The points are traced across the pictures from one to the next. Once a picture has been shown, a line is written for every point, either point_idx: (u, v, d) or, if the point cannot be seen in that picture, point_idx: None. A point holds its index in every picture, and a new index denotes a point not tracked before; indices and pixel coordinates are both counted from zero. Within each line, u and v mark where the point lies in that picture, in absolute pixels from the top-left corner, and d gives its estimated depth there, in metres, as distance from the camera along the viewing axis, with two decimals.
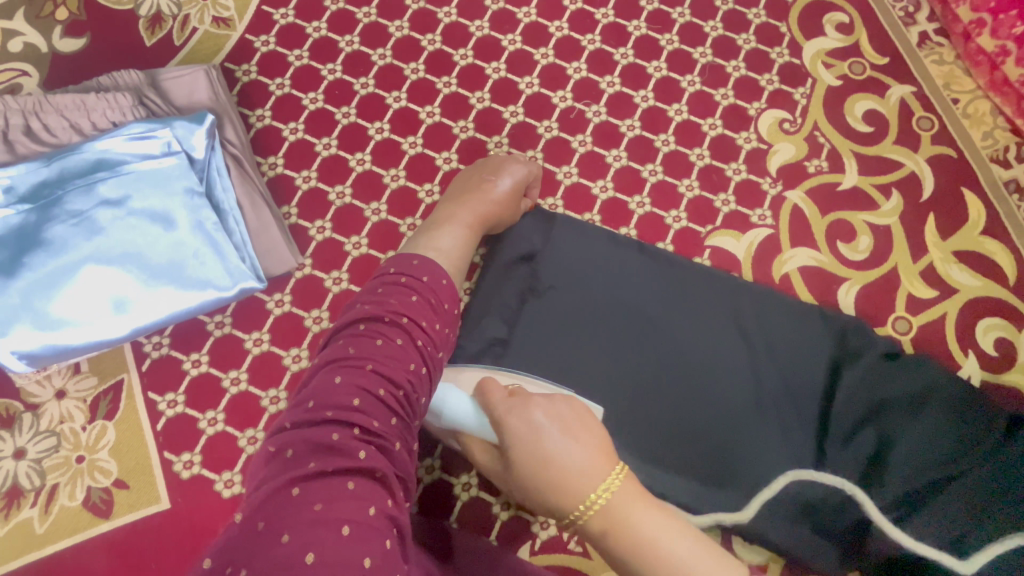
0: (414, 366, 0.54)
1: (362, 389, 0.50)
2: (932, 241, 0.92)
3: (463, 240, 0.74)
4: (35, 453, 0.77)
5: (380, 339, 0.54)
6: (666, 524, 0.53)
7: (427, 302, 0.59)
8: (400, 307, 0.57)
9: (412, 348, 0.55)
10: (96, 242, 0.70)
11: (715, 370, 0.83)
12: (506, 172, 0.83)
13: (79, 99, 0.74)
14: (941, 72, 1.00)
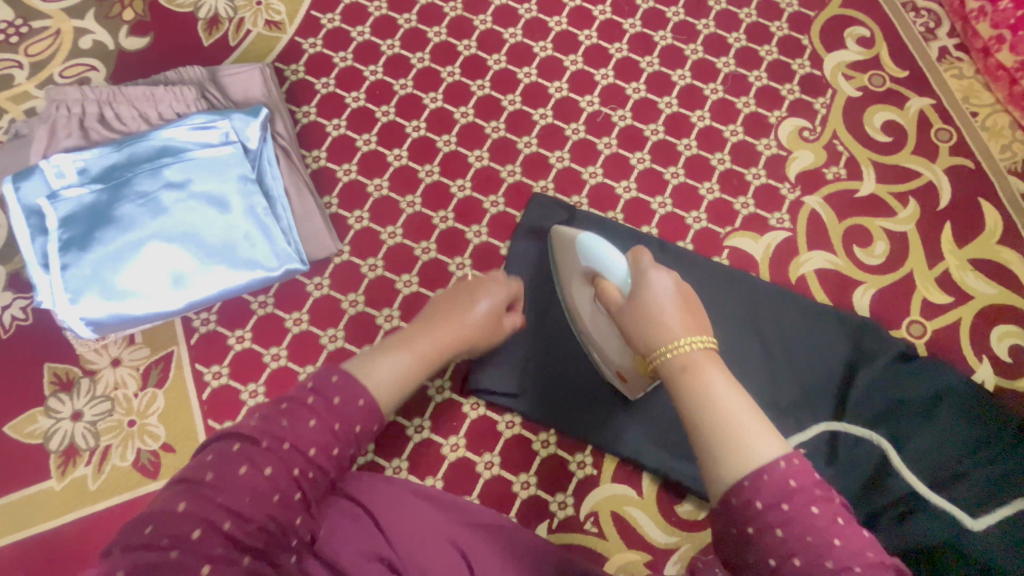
0: (282, 495, 0.43)
1: (212, 519, 0.39)
2: (948, 248, 0.94)
3: (422, 359, 0.62)
4: (91, 416, 0.83)
5: (244, 466, 0.42)
6: (741, 400, 0.47)
7: (326, 424, 0.47)
8: (285, 427, 0.45)
9: (289, 474, 0.44)
10: (159, 221, 0.76)
11: (730, 364, 0.86)
12: (481, 300, 0.72)
13: (149, 91, 0.81)
14: (960, 86, 1.03)
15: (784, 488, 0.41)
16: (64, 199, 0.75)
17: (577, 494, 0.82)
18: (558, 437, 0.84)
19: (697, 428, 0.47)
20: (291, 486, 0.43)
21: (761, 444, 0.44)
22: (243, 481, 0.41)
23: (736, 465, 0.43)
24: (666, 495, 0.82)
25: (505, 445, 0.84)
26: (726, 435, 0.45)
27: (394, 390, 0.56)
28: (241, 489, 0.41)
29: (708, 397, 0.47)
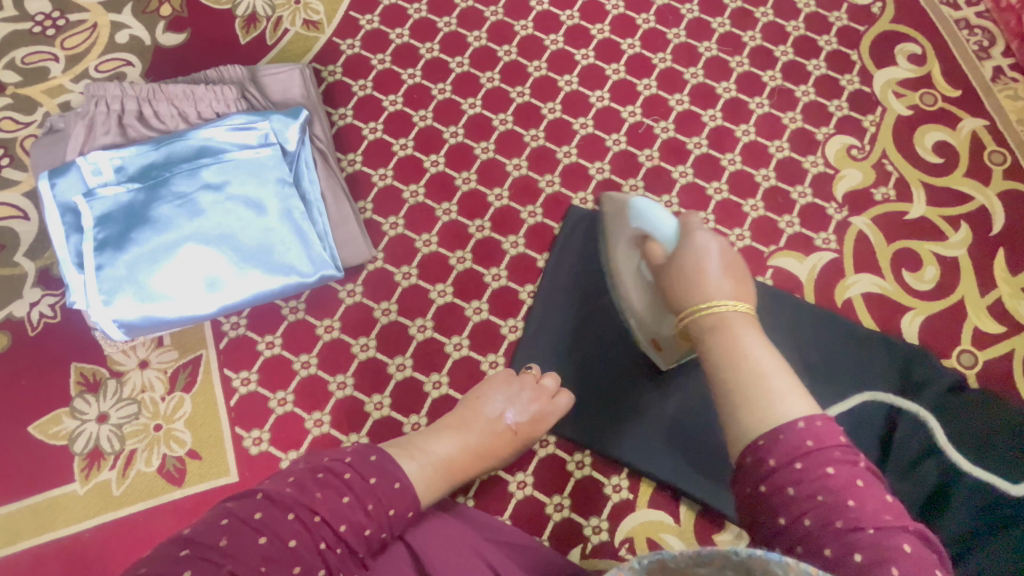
0: (298, 570, 0.46)
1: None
2: (1001, 275, 0.91)
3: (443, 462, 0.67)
4: (117, 419, 0.81)
5: (264, 537, 0.47)
6: (772, 362, 0.49)
7: (359, 504, 0.54)
8: (317, 503, 0.51)
9: (311, 550, 0.48)
10: (195, 222, 0.75)
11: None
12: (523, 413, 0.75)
13: (189, 89, 0.79)
14: (1015, 107, 0.99)
15: (797, 425, 0.44)
16: (100, 197, 0.73)
17: (611, 518, 0.79)
18: (593, 458, 0.81)
19: (728, 386, 0.49)
20: (312, 560, 0.48)
21: (786, 403, 0.46)
22: (264, 554, 0.46)
23: (767, 423, 0.45)
24: (705, 522, 0.79)
25: (539, 464, 0.81)
26: (758, 396, 0.47)
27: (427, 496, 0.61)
28: (258, 559, 0.45)
29: (741, 358, 0.50)
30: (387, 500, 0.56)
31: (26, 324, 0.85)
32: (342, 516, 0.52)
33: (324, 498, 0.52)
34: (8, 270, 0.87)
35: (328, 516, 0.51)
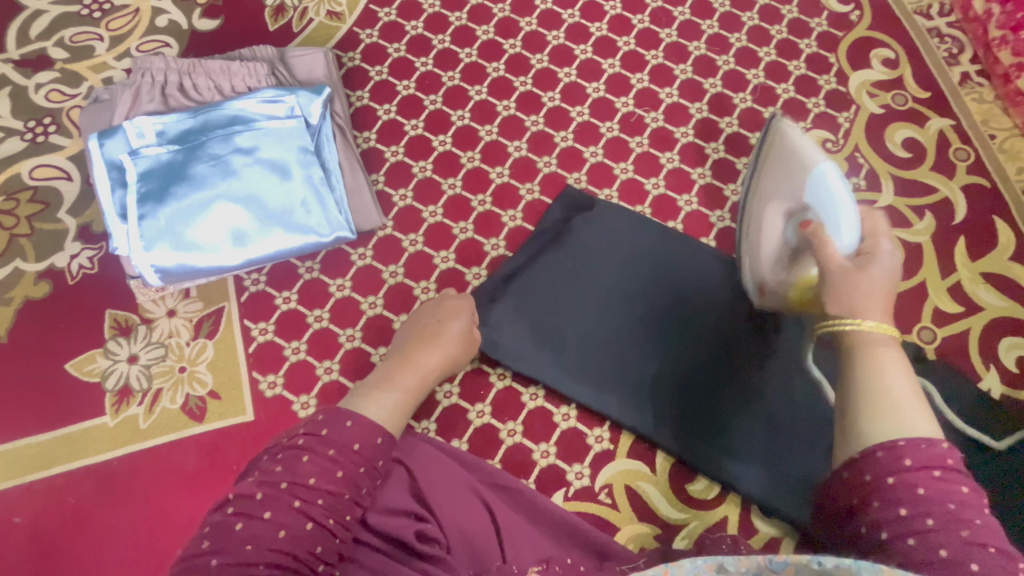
0: (285, 531, 0.49)
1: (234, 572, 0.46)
2: (961, 261, 0.98)
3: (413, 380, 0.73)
4: (146, 360, 0.89)
5: (241, 522, 0.49)
6: (907, 387, 0.49)
7: (321, 456, 0.55)
8: (278, 474, 0.52)
9: (291, 513, 0.51)
10: (227, 182, 0.83)
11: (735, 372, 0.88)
12: (451, 319, 0.84)
13: (225, 65, 0.88)
14: (980, 109, 1.07)
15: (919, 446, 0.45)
16: (144, 156, 0.82)
17: (593, 466, 0.86)
18: (578, 411, 0.89)
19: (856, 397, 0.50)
20: (294, 518, 0.50)
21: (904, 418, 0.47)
22: (249, 529, 0.49)
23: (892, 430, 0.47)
24: (679, 473, 0.86)
25: (528, 415, 0.89)
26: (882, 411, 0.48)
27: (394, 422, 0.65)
28: (243, 538, 0.48)
29: (881, 373, 0.50)
30: (344, 440, 0.57)
31: (66, 274, 0.93)
32: (307, 472, 0.53)
33: (282, 469, 0.53)
34: (51, 225, 0.95)
35: (295, 480, 0.52)
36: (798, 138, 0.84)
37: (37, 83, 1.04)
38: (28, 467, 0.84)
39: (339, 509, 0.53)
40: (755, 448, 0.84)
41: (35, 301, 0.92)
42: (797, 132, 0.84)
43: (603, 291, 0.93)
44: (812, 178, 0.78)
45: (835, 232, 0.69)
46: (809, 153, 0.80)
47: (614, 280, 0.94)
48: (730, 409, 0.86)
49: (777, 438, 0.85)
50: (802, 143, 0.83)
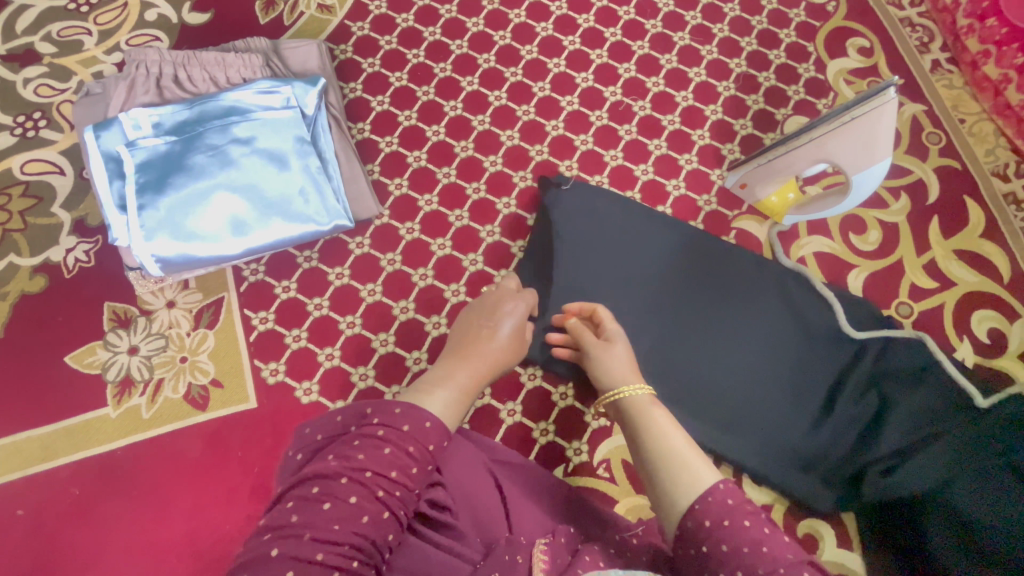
0: (367, 518, 0.50)
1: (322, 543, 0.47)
2: (935, 239, 1.03)
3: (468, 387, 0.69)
4: (146, 351, 0.90)
5: (329, 502, 0.50)
6: (681, 440, 0.60)
7: (402, 451, 0.55)
8: (365, 462, 0.52)
9: (371, 501, 0.51)
10: (226, 172, 0.84)
11: (740, 377, 0.92)
12: (504, 315, 0.83)
13: (220, 57, 0.89)
14: (950, 95, 1.12)
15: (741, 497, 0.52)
16: (141, 147, 0.83)
17: (591, 442, 0.89)
18: (575, 390, 0.92)
19: (651, 464, 0.59)
20: (373, 505, 0.51)
21: (695, 470, 0.56)
22: (331, 513, 0.49)
23: (688, 484, 0.55)
24: None
25: (527, 396, 0.91)
26: (674, 466, 0.57)
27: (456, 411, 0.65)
28: (329, 520, 0.49)
29: (662, 439, 0.60)
30: (423, 437, 0.56)
31: (62, 268, 0.93)
32: (389, 463, 0.53)
33: (365, 458, 0.53)
34: (45, 219, 0.95)
35: (378, 471, 0.52)
36: (887, 114, 0.76)
37: (25, 78, 1.03)
38: (28, 460, 0.84)
39: (409, 502, 0.54)
40: (744, 421, 0.90)
41: (32, 295, 0.92)
42: (891, 107, 0.76)
43: (608, 289, 0.95)
44: (870, 142, 0.79)
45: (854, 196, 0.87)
46: (880, 120, 0.77)
47: (618, 278, 0.96)
48: (732, 412, 0.90)
49: (762, 410, 0.90)
50: (886, 118, 0.76)
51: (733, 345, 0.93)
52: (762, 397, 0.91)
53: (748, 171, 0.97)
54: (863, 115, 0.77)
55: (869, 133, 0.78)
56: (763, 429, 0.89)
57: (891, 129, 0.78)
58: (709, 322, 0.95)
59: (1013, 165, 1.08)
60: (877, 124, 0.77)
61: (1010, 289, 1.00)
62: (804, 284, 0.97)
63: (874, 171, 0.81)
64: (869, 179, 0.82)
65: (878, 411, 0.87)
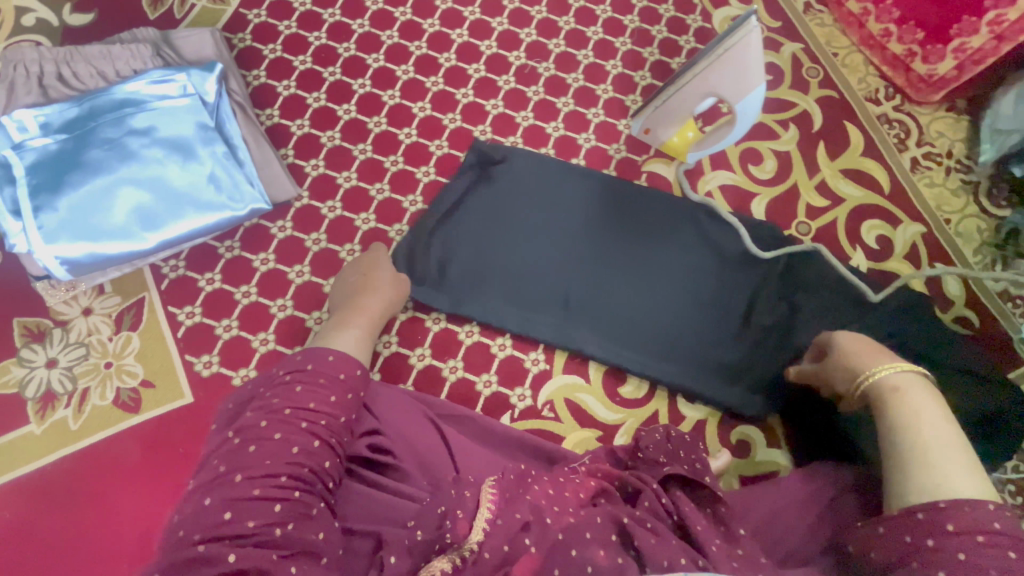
0: (298, 448, 0.57)
1: (260, 478, 0.54)
2: (823, 161, 1.13)
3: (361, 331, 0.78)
4: (66, 362, 0.86)
5: (255, 444, 0.57)
6: (946, 440, 0.60)
7: (314, 385, 0.63)
8: (283, 402, 0.60)
9: (297, 433, 0.58)
10: (127, 166, 0.83)
11: (663, 309, 0.97)
12: (379, 265, 0.89)
13: (105, 49, 0.87)
14: (822, 32, 1.23)
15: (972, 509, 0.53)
16: (30, 148, 0.80)
17: (533, 386, 0.93)
18: (512, 340, 0.96)
19: (911, 453, 0.60)
20: (302, 437, 0.58)
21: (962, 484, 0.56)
22: (261, 452, 0.56)
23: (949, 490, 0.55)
24: (610, 380, 0.95)
25: (466, 351, 0.94)
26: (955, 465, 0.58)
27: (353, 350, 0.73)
28: (260, 459, 0.55)
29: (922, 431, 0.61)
30: (330, 369, 0.65)
31: None
32: (305, 397, 0.61)
33: (282, 399, 0.60)
34: None
35: (296, 406, 0.60)
36: (753, 44, 0.84)
37: None
38: None
39: (336, 429, 0.62)
40: (675, 346, 0.95)
41: None
42: (756, 37, 0.84)
43: (537, 240, 0.99)
44: (743, 73, 0.86)
45: (740, 127, 0.95)
46: (748, 50, 0.84)
47: (546, 230, 1.00)
48: (662, 340, 0.96)
49: (689, 334, 0.96)
50: (754, 48, 0.84)
51: (657, 280, 0.99)
52: (688, 321, 0.97)
53: (647, 117, 1.03)
54: (734, 46, 0.84)
55: (742, 64, 0.85)
56: (693, 351, 0.95)
57: (761, 59, 0.86)
58: (634, 262, 0.99)
59: (882, 90, 1.19)
60: (747, 54, 0.84)
61: (891, 199, 1.12)
62: (712, 214, 1.04)
63: (751, 100, 0.89)
64: (748, 108, 0.90)
65: (788, 316, 0.96)
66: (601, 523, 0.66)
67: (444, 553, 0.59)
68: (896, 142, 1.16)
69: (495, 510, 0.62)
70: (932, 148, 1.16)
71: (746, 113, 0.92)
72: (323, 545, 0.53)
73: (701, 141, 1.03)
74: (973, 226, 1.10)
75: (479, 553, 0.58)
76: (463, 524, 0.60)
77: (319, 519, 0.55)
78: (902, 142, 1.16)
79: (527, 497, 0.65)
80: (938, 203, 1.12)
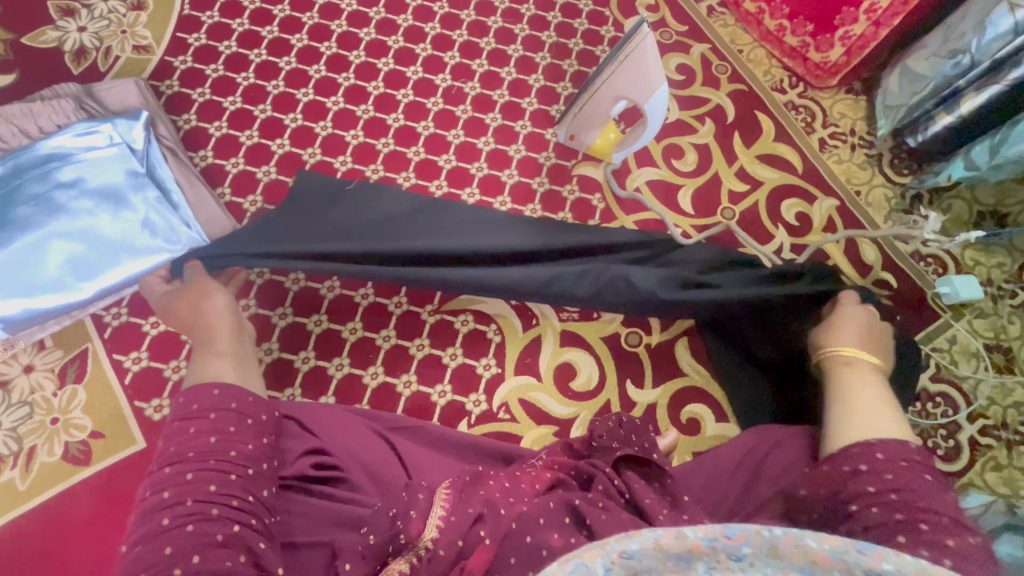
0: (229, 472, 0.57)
1: (193, 511, 0.53)
2: (740, 150, 1.21)
3: (229, 364, 0.70)
4: (10, 423, 0.85)
5: (189, 472, 0.56)
6: (877, 397, 0.67)
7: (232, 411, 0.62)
8: (203, 430, 0.59)
9: (227, 460, 0.58)
10: (56, 219, 0.84)
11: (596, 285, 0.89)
12: (203, 305, 0.79)
13: (26, 108, 0.89)
14: (727, 32, 1.32)
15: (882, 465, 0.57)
16: None
17: (487, 391, 0.96)
18: (463, 350, 0.99)
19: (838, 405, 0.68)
20: (230, 462, 0.58)
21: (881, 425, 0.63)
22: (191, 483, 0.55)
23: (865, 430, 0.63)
24: (562, 376, 0.99)
25: (419, 364, 0.97)
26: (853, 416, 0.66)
27: (232, 374, 0.68)
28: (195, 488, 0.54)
29: (853, 389, 0.69)
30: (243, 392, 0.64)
31: None
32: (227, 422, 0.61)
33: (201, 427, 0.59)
34: None
35: (222, 433, 0.59)
36: (650, 47, 0.91)
37: None
38: None
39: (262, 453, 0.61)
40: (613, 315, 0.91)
41: None
42: (651, 40, 0.91)
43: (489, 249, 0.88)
44: (647, 74, 0.93)
45: (654, 125, 1.02)
46: (647, 54, 0.91)
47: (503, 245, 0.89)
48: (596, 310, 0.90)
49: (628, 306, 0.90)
50: (651, 51, 0.91)
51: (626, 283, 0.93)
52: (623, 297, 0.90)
53: (570, 123, 1.08)
54: (632, 50, 0.91)
55: (643, 65, 0.93)
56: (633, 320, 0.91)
57: (659, 60, 0.93)
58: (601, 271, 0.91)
59: (786, 80, 1.29)
60: (646, 57, 0.92)
61: (805, 178, 1.20)
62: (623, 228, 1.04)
63: (658, 98, 0.97)
64: (657, 105, 0.98)
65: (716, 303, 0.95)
66: (555, 508, 0.67)
67: (400, 556, 0.60)
68: (804, 126, 1.25)
69: (448, 508, 0.64)
70: (836, 128, 1.25)
71: (656, 111, 0.99)
72: (241, 568, 0.50)
73: (620, 142, 1.10)
74: (881, 195, 1.19)
75: (434, 551, 0.59)
76: (415, 524, 0.61)
77: (239, 541, 0.52)
78: (809, 125, 1.25)
79: (480, 492, 0.67)
80: (848, 177, 1.21)
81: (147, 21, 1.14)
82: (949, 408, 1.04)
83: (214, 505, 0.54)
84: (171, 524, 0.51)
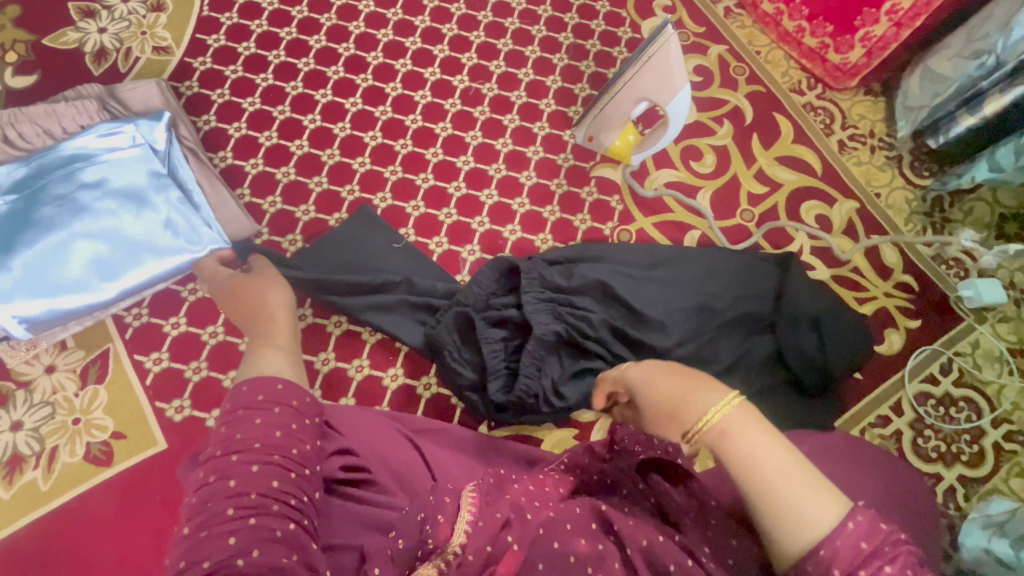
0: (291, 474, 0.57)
1: (256, 508, 0.52)
2: (759, 151, 1.20)
3: (285, 358, 0.68)
4: (32, 423, 0.85)
5: (256, 464, 0.55)
6: (780, 460, 0.57)
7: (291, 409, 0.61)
8: (266, 425, 0.59)
9: (290, 459, 0.58)
10: (79, 220, 0.84)
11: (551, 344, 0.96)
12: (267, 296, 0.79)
13: (49, 108, 0.90)
14: (744, 33, 1.32)
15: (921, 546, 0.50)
16: None
17: None
18: None
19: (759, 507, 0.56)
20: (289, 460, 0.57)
21: (810, 508, 0.53)
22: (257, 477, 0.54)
23: (799, 523, 0.53)
24: None
25: None
26: (765, 483, 0.56)
27: (290, 370, 0.66)
28: (257, 483, 0.54)
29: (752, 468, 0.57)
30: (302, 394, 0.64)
31: None
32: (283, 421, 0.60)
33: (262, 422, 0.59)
34: None
35: (285, 428, 0.59)
36: (674, 48, 0.91)
37: None
38: None
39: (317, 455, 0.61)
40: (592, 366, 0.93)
41: None
42: (676, 40, 0.90)
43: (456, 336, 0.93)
44: (671, 74, 0.93)
45: (675, 126, 1.01)
46: (670, 55, 0.92)
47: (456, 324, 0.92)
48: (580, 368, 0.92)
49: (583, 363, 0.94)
50: (675, 51, 0.91)
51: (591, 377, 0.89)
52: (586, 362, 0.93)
53: (590, 125, 1.09)
54: (655, 51, 0.92)
55: (667, 66, 0.92)
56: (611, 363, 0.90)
57: (682, 62, 0.93)
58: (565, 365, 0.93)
59: (805, 81, 1.28)
60: (669, 58, 0.92)
61: (825, 180, 1.19)
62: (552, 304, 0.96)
63: (682, 99, 0.97)
64: (680, 106, 0.97)
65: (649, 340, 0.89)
66: (581, 513, 0.67)
67: (428, 560, 0.59)
68: (824, 127, 1.24)
69: (476, 513, 0.61)
70: (856, 130, 1.24)
71: (678, 112, 0.99)
72: (295, 566, 0.50)
73: (641, 144, 1.09)
74: (901, 198, 1.18)
75: (463, 556, 0.58)
76: (443, 527, 0.59)
77: (293, 540, 0.52)
78: (827, 127, 1.24)
79: (506, 496, 0.66)
80: (868, 179, 1.20)
81: (167, 23, 1.14)
82: (973, 413, 1.03)
83: (275, 501, 0.54)
84: (203, 519, 0.52)
